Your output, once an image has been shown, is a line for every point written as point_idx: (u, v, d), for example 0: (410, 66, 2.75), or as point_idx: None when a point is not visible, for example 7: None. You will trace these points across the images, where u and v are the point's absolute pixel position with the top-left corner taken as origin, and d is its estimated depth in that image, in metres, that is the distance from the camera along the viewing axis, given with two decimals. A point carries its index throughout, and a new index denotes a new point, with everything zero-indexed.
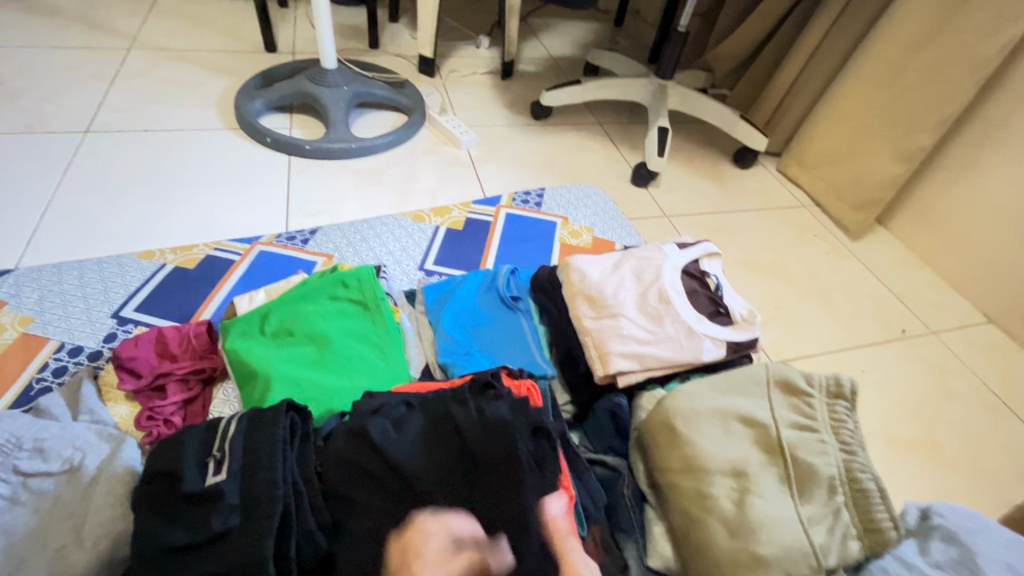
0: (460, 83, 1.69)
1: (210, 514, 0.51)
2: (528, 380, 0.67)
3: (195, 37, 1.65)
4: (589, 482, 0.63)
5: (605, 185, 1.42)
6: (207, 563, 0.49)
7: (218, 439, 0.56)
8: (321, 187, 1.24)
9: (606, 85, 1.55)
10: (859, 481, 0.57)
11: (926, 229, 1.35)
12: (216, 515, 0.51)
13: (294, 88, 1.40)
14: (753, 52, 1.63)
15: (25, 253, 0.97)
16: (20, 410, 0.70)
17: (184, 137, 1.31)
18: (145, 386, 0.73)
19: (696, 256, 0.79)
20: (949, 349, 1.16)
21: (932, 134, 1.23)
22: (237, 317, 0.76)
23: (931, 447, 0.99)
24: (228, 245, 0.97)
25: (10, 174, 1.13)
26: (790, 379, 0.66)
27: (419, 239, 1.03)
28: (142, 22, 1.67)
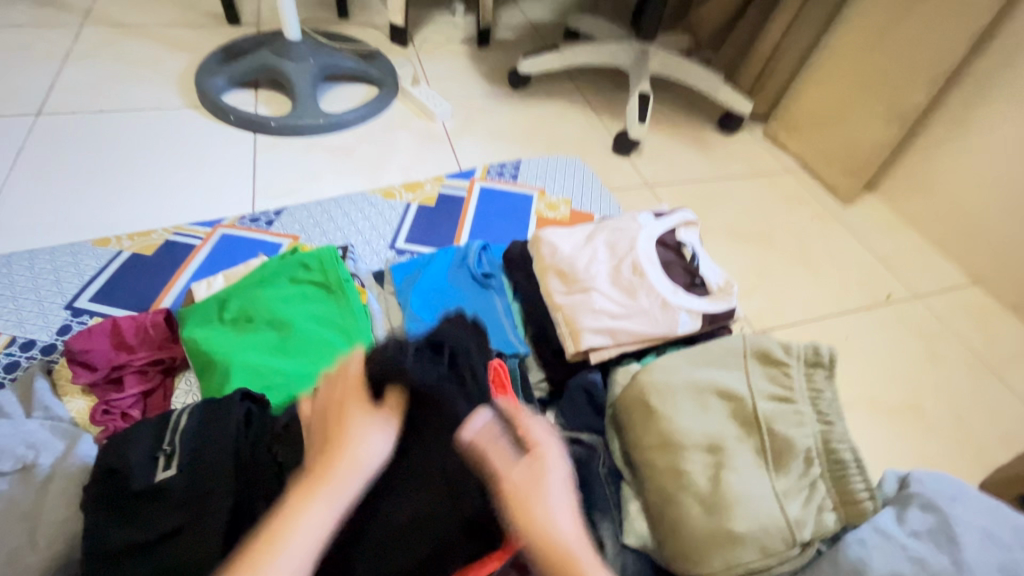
0: (435, 52, 1.62)
1: (159, 511, 0.50)
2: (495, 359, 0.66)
3: (152, 10, 1.56)
4: None
5: (586, 155, 1.37)
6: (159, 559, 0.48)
7: (168, 433, 0.54)
8: (289, 166, 1.19)
9: (585, 50, 1.49)
10: (836, 451, 0.56)
11: (913, 191, 1.32)
12: (165, 512, 0.50)
13: (257, 61, 1.34)
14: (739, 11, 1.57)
15: None
16: None
17: (143, 117, 1.25)
18: (101, 379, 0.70)
19: (673, 226, 0.75)
20: (934, 312, 1.15)
21: (924, 93, 1.20)
22: (195, 304, 0.73)
23: (914, 412, 0.98)
24: (189, 229, 0.93)
25: None
26: (767, 349, 0.63)
27: (390, 216, 0.99)
28: None
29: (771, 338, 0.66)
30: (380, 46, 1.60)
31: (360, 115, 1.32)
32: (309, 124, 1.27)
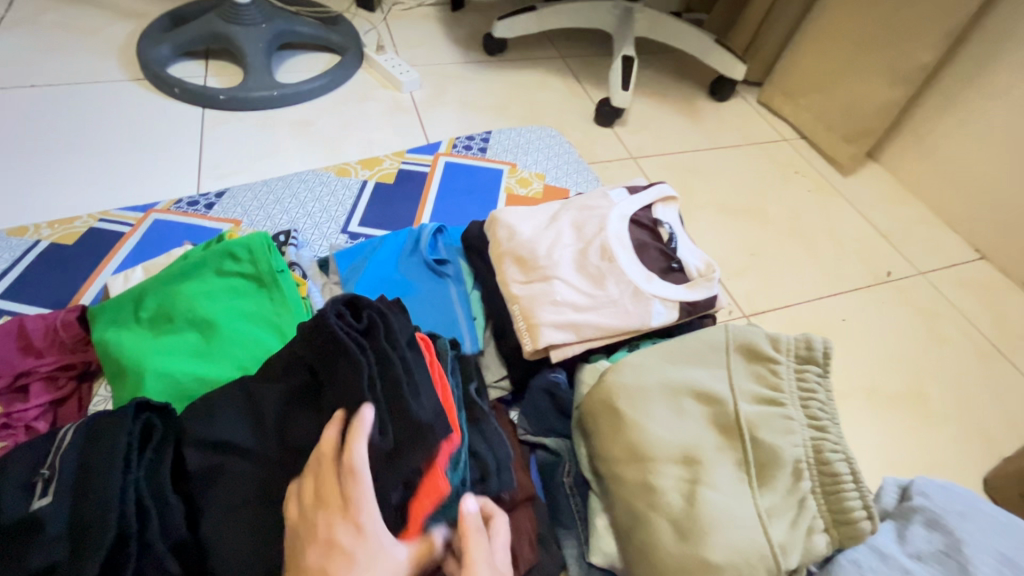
0: (404, 17, 1.50)
1: (29, 548, 0.40)
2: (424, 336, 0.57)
3: None
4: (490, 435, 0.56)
5: (566, 127, 1.27)
6: None
7: (51, 452, 0.45)
8: (239, 143, 1.09)
9: (566, 10, 1.37)
10: (830, 463, 0.49)
11: (918, 159, 1.22)
12: (35, 550, 0.40)
13: (204, 28, 1.22)
14: None
15: None
16: None
17: (79, 92, 1.14)
18: (3, 388, 0.62)
19: (649, 203, 0.67)
20: (938, 290, 1.07)
21: (934, 50, 1.09)
22: (109, 300, 0.64)
23: (915, 399, 0.91)
24: (118, 215, 0.84)
25: None
26: (752, 343, 0.56)
27: (343, 197, 0.90)
28: None
29: (757, 331, 0.57)
30: (344, 11, 1.47)
31: (319, 86, 1.21)
32: (262, 97, 1.16)
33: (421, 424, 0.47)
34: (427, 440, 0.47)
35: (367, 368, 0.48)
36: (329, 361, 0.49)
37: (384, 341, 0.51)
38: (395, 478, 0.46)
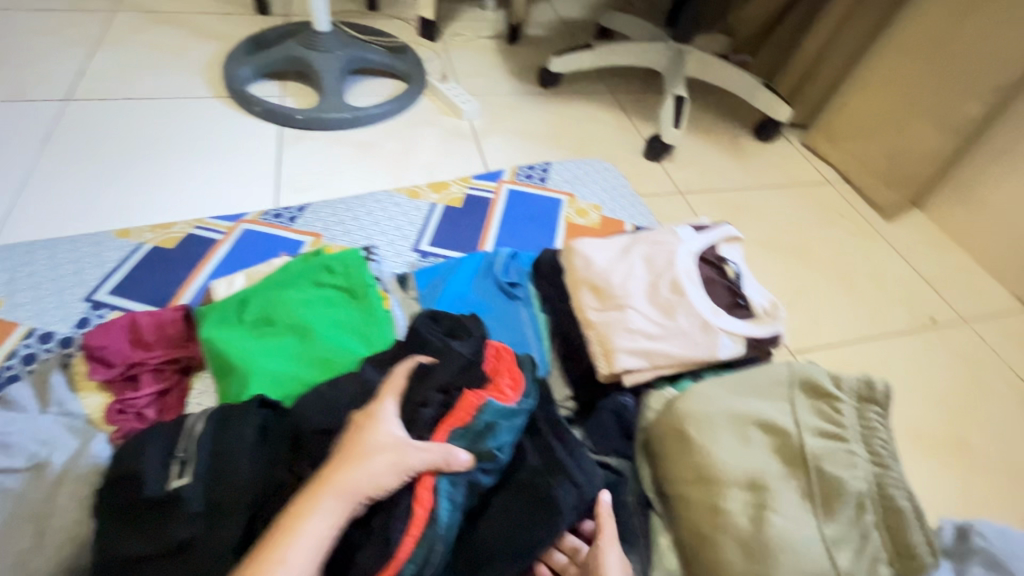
0: (464, 48, 1.59)
1: (172, 522, 0.46)
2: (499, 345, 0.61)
3: None
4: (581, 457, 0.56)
5: (616, 159, 1.33)
6: None
7: (183, 439, 0.51)
8: (313, 160, 1.17)
9: (620, 49, 1.44)
10: (892, 498, 0.51)
11: (962, 209, 1.25)
12: (178, 524, 0.46)
13: (284, 52, 1.31)
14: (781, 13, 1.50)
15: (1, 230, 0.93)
16: None
17: (170, 106, 1.24)
18: (117, 376, 0.68)
19: (714, 241, 0.71)
20: (982, 339, 1.09)
21: (981, 104, 1.12)
22: (215, 303, 0.71)
23: (959, 445, 0.92)
24: (211, 223, 0.92)
25: None
26: (815, 381, 0.59)
27: (414, 217, 0.96)
28: None
29: (818, 369, 0.61)
30: (408, 40, 1.57)
31: (386, 110, 1.29)
32: (335, 118, 1.24)
33: (455, 355, 0.57)
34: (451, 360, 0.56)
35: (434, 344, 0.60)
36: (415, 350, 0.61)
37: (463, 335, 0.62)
38: (427, 388, 0.54)
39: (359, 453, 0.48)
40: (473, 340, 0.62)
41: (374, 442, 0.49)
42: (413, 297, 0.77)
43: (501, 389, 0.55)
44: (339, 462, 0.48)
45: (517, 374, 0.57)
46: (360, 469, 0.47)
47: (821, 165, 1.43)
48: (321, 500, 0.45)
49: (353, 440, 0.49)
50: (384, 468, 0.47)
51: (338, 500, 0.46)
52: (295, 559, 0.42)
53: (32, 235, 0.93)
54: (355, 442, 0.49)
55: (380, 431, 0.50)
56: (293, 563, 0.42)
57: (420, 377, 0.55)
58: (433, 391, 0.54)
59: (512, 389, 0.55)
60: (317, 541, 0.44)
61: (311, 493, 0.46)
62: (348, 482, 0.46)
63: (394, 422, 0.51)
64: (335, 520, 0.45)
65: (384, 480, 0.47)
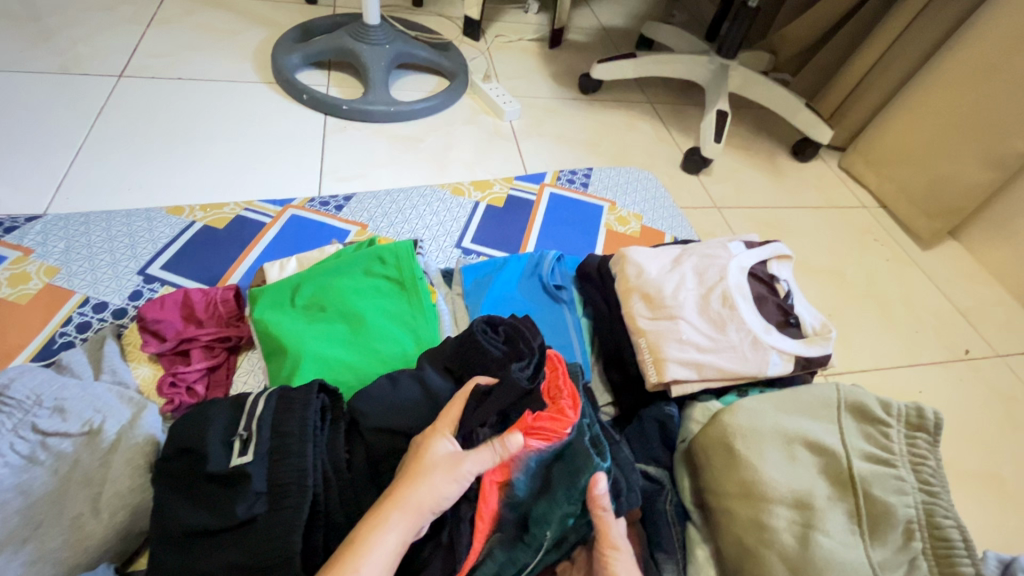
0: (506, 49, 1.60)
1: (235, 499, 0.48)
2: (559, 361, 0.59)
3: None
4: (621, 456, 0.59)
5: (653, 169, 1.33)
6: (227, 551, 0.47)
7: (244, 417, 0.52)
8: (356, 150, 1.19)
9: (663, 60, 1.45)
10: (941, 528, 0.51)
11: (1001, 243, 1.24)
12: (241, 501, 0.48)
13: (333, 43, 1.33)
14: (826, 34, 1.49)
15: (55, 199, 0.95)
16: (43, 365, 0.68)
17: (220, 88, 1.26)
18: (169, 350, 0.70)
19: (764, 258, 0.72)
20: (1016, 375, 1.08)
21: None
22: (268, 286, 0.72)
23: (990, 480, 0.92)
24: (260, 206, 0.93)
25: (45, 115, 1.10)
26: (864, 405, 0.59)
27: (457, 214, 0.98)
28: None
29: (867, 393, 0.61)
30: (452, 38, 1.58)
31: (429, 106, 1.30)
32: (379, 111, 1.25)
33: (513, 379, 0.55)
34: (509, 386, 0.54)
35: (494, 356, 0.59)
36: (471, 357, 0.60)
37: (522, 344, 0.59)
38: (485, 410, 0.54)
39: (421, 468, 0.49)
40: (532, 355, 0.58)
41: (434, 457, 0.50)
42: (460, 294, 0.78)
43: (561, 410, 0.54)
44: (403, 478, 0.49)
45: (574, 396, 0.56)
46: (423, 486, 0.48)
47: (857, 190, 1.42)
48: (389, 515, 0.47)
49: (414, 457, 0.51)
50: (445, 481, 0.48)
51: (404, 514, 0.47)
52: (368, 568, 0.44)
53: (85, 205, 0.96)
54: (417, 458, 0.50)
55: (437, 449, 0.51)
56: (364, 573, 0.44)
57: (478, 399, 0.55)
58: (492, 414, 0.54)
59: (572, 409, 0.55)
60: (386, 556, 0.45)
61: (380, 507, 0.47)
62: (414, 498, 0.47)
63: (448, 440, 0.52)
64: (404, 535, 0.47)
65: (445, 495, 0.48)
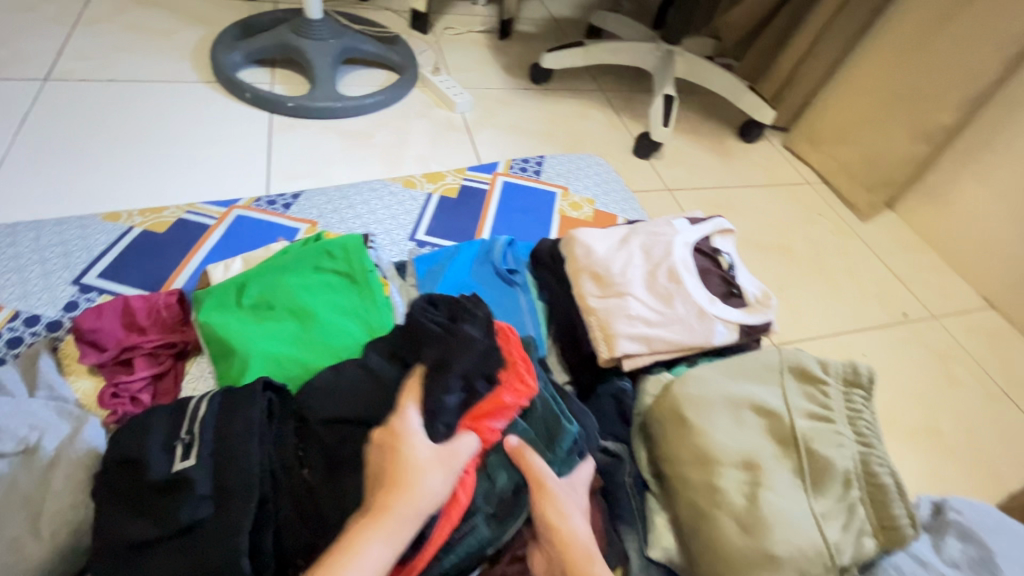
0: (456, 41, 1.59)
1: (177, 504, 0.47)
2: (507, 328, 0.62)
3: None
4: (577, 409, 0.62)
5: (606, 156, 1.35)
6: (169, 560, 0.45)
7: (185, 420, 0.52)
8: (305, 148, 1.16)
9: (611, 48, 1.47)
10: (877, 475, 0.54)
11: (933, 211, 1.31)
12: (184, 506, 0.46)
13: (275, 39, 1.29)
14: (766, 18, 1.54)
15: None
16: None
17: (156, 89, 1.20)
18: (109, 360, 0.67)
19: (708, 233, 0.74)
20: (950, 334, 1.14)
21: (952, 113, 1.18)
22: (212, 287, 0.70)
23: (930, 433, 0.97)
24: (203, 208, 0.90)
25: None
26: (804, 365, 0.62)
27: (410, 207, 0.97)
28: None
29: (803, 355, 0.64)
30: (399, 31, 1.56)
31: (378, 101, 1.28)
32: (327, 107, 1.23)
33: (469, 343, 0.57)
34: (465, 351, 0.56)
35: (434, 324, 0.60)
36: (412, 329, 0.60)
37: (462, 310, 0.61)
38: (449, 377, 0.54)
39: (403, 475, 0.48)
40: (479, 320, 0.60)
41: (421, 459, 0.49)
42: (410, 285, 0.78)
43: (522, 376, 0.57)
44: (390, 488, 0.47)
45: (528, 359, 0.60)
46: (417, 493, 0.47)
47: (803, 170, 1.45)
48: (377, 525, 0.46)
49: (392, 462, 0.49)
50: (438, 481, 0.49)
51: (399, 527, 0.46)
52: None
53: (11, 216, 0.90)
54: (396, 463, 0.49)
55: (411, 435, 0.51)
56: None
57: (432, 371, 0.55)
58: (455, 380, 0.54)
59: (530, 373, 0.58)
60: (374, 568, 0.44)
61: (368, 519, 0.46)
62: (406, 506, 0.47)
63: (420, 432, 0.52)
64: (393, 546, 0.45)
65: (438, 492, 0.48)
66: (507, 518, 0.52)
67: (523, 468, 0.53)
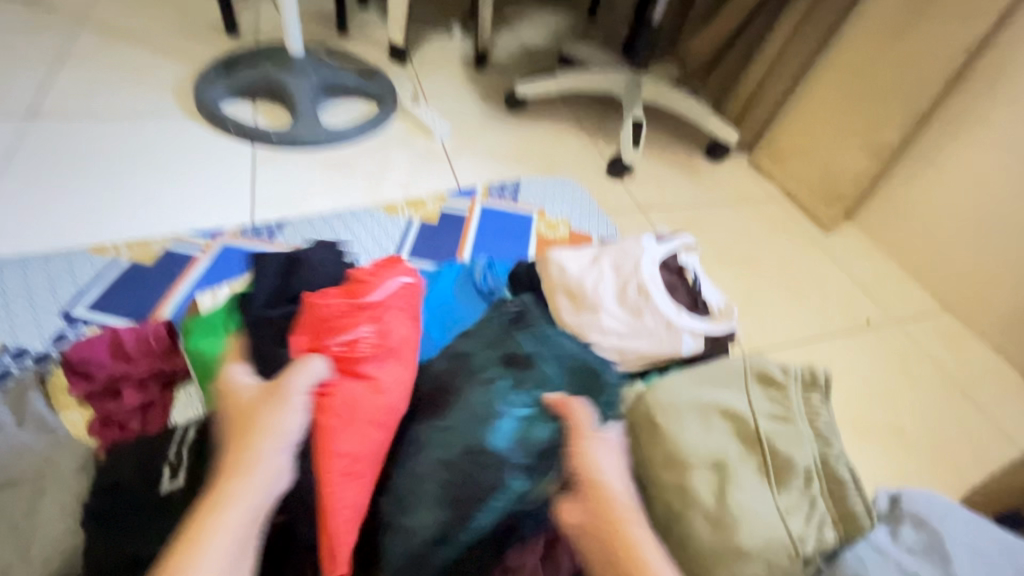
0: (434, 72, 1.65)
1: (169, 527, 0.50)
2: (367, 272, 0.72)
3: (151, 17, 1.54)
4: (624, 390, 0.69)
5: (581, 177, 1.41)
6: None
7: (173, 444, 0.55)
8: (288, 177, 1.19)
9: (581, 76, 1.54)
10: (835, 470, 0.58)
11: (890, 221, 1.38)
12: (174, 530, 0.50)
13: (257, 73, 1.33)
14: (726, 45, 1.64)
15: None
16: None
17: (140, 124, 1.23)
18: (99, 390, 0.69)
19: (673, 250, 0.79)
20: (910, 337, 1.21)
21: (899, 131, 1.27)
22: (201, 315, 0.72)
23: (896, 431, 1.03)
24: (189, 239, 0.92)
25: None
26: (765, 370, 0.67)
27: (393, 233, 1.02)
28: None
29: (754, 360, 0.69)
30: (379, 63, 1.62)
31: (360, 130, 1.33)
32: (309, 137, 1.27)
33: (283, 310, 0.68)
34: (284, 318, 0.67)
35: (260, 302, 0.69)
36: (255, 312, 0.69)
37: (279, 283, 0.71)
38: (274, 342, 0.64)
39: (244, 426, 0.52)
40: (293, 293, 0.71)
41: (247, 402, 0.54)
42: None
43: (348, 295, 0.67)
44: (239, 438, 0.51)
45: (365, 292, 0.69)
46: (269, 432, 0.52)
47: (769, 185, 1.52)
48: (229, 480, 0.48)
49: (235, 417, 0.53)
50: (285, 415, 0.53)
51: (264, 466, 0.50)
52: (218, 536, 0.45)
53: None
54: (237, 420, 0.53)
55: (236, 388, 0.56)
56: (212, 530, 0.45)
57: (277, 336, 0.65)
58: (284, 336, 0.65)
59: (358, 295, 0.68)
60: (241, 513, 0.47)
61: (221, 477, 0.49)
62: (258, 443, 0.51)
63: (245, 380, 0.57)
64: (258, 495, 0.48)
65: (290, 425, 0.53)
66: (547, 470, 0.57)
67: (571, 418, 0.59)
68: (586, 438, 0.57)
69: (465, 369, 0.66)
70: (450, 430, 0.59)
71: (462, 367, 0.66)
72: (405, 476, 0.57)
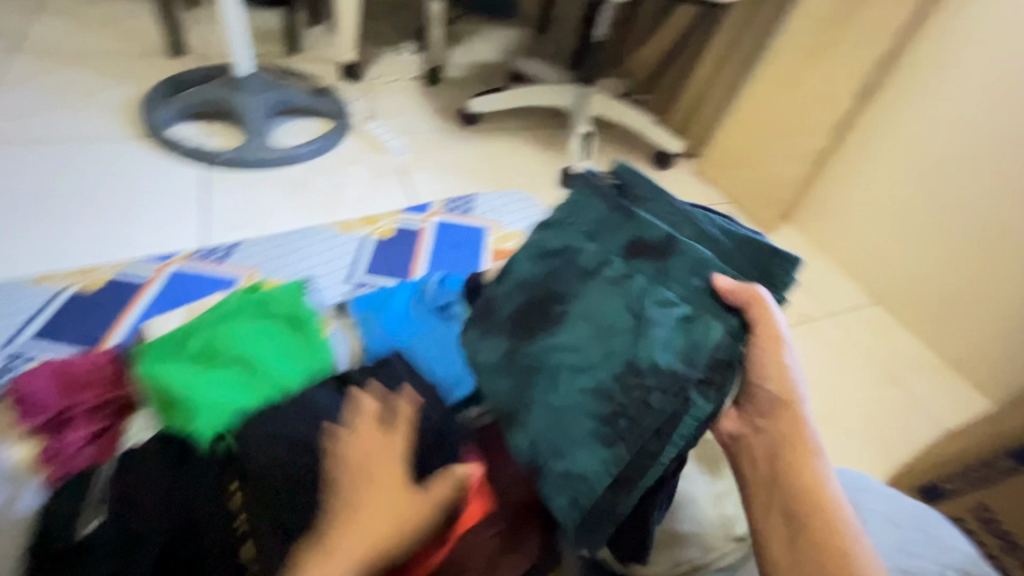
0: (388, 88, 1.66)
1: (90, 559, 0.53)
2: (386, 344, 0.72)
3: (92, 38, 1.51)
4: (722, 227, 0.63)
5: (535, 189, 1.46)
6: None
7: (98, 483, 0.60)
8: (241, 200, 1.18)
9: (532, 91, 1.59)
10: None
11: (824, 222, 1.48)
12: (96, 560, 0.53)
13: (205, 94, 1.31)
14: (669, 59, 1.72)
15: None
16: None
17: (84, 149, 1.21)
18: (48, 421, 0.67)
19: None
20: (845, 329, 1.30)
21: (826, 138, 1.36)
22: (154, 341, 0.73)
23: (832, 419, 1.11)
24: (137, 266, 0.98)
25: None
26: None
27: (350, 248, 1.14)
28: (27, 21, 1.50)
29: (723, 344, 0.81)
30: (332, 82, 1.63)
31: (313, 149, 1.31)
32: (262, 157, 1.27)
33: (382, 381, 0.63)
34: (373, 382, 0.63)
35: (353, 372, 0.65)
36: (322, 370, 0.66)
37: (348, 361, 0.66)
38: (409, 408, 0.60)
39: (369, 507, 0.48)
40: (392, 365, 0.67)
41: (384, 475, 0.50)
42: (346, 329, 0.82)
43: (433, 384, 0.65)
44: (353, 518, 0.47)
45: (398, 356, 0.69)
46: (393, 516, 0.48)
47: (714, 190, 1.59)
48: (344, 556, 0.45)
49: (362, 490, 0.49)
50: (403, 499, 0.49)
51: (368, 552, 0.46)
52: None
53: None
54: (352, 491, 0.49)
55: (368, 451, 0.52)
56: None
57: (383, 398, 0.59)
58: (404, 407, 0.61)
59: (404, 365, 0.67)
60: None
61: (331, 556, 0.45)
62: (374, 524, 0.47)
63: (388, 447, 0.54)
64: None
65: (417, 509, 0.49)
66: (728, 376, 0.53)
67: (756, 312, 0.55)
68: (773, 323, 0.55)
69: (575, 269, 0.62)
70: (575, 350, 0.57)
71: (570, 269, 0.62)
72: (562, 387, 0.56)
